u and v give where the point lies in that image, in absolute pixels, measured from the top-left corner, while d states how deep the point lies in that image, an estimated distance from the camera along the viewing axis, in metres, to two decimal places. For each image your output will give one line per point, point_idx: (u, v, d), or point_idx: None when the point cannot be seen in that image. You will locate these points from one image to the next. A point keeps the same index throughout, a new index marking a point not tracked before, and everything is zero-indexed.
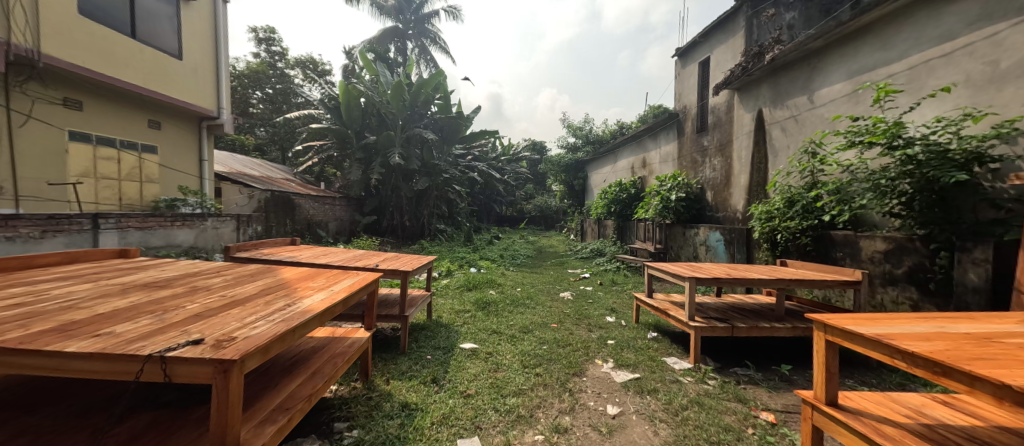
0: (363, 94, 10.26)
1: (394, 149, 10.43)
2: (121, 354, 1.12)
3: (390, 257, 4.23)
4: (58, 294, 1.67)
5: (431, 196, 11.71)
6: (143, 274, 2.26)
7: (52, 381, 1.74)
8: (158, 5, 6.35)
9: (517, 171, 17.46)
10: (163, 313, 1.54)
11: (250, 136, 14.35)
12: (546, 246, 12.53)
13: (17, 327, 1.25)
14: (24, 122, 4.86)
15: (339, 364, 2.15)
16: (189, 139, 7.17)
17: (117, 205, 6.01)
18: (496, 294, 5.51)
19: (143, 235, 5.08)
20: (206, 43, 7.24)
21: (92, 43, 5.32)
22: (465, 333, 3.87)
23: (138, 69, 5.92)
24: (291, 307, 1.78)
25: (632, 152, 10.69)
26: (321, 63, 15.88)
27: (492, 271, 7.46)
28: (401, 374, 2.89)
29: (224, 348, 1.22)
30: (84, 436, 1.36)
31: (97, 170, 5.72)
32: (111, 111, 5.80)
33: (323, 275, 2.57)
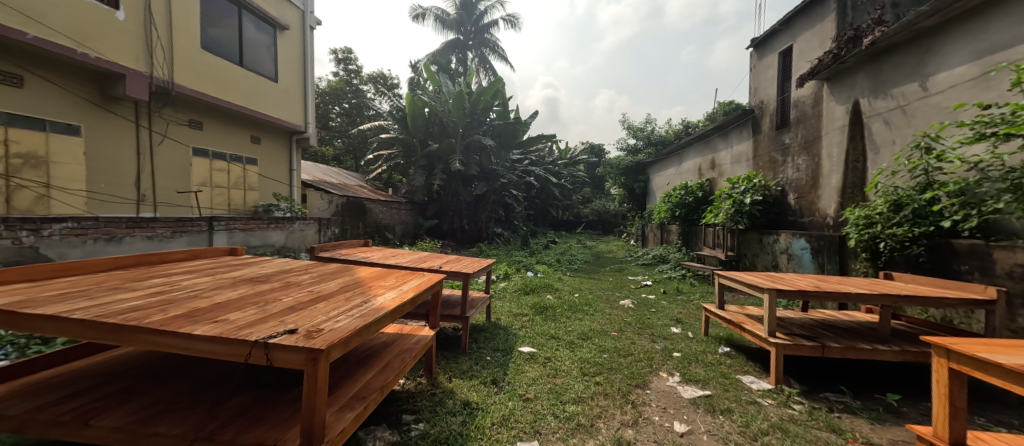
0: (427, 103, 10.83)
1: (455, 156, 10.86)
2: (235, 338, 1.31)
3: (452, 259, 4.42)
4: (185, 285, 2.00)
5: (489, 200, 12.00)
6: (248, 270, 2.61)
7: (179, 358, 2.06)
8: (259, 35, 7.30)
9: (574, 175, 17.26)
10: (265, 304, 1.77)
11: (329, 147, 15.79)
12: (604, 251, 12.19)
13: (160, 312, 1.51)
14: (162, 141, 5.82)
15: (407, 359, 2.30)
16: (280, 149, 8.10)
17: (227, 209, 6.98)
18: (553, 299, 5.50)
19: (245, 235, 5.85)
20: (294, 65, 8.16)
21: (209, 73, 6.26)
22: (523, 336, 3.90)
23: (242, 91, 6.84)
24: (367, 304, 1.95)
25: (700, 153, 10.03)
26: (390, 78, 17.10)
27: (549, 275, 7.42)
28: (462, 373, 3.00)
29: (313, 338, 1.37)
30: (205, 408, 1.61)
31: (213, 178, 6.67)
32: (222, 129, 6.76)
33: (393, 275, 2.76)
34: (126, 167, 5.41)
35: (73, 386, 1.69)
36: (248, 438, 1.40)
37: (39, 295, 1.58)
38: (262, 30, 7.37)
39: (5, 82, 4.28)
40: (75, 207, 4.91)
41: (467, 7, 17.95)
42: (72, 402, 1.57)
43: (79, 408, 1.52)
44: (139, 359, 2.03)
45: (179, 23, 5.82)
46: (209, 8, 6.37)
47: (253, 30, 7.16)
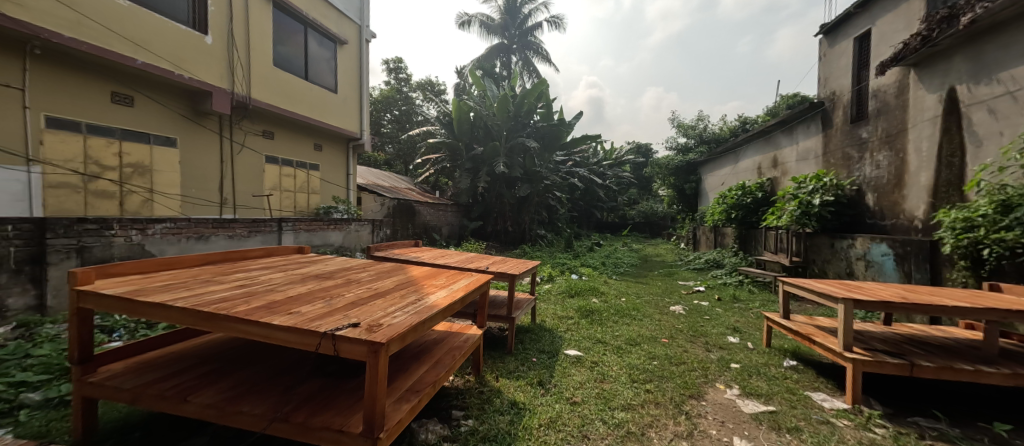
0: (473, 108, 11.08)
1: (499, 159, 11.00)
2: (307, 329, 1.43)
3: (497, 260, 4.49)
4: (263, 280, 2.21)
5: (532, 202, 12.01)
6: (314, 267, 2.83)
7: (257, 345, 2.28)
8: (322, 51, 7.89)
9: (619, 176, 16.81)
10: (330, 299, 1.92)
11: (381, 152, 16.61)
12: (652, 255, 11.73)
13: (244, 303, 1.69)
14: (241, 150, 6.47)
15: (457, 356, 2.37)
16: (338, 155, 8.68)
17: (294, 211, 7.60)
18: (599, 303, 5.38)
19: (309, 236, 6.35)
20: (351, 77, 8.71)
21: (279, 87, 6.87)
22: (569, 339, 3.86)
23: (306, 103, 7.42)
24: (420, 301, 2.04)
25: (760, 150, 9.36)
26: (437, 84, 17.72)
27: (594, 279, 7.27)
28: (509, 373, 3.04)
29: (375, 332, 1.46)
30: (280, 391, 1.77)
31: (282, 183, 7.29)
32: (289, 138, 7.39)
33: (444, 275, 2.86)
34: (212, 174, 6.08)
35: (173, 366, 1.94)
36: (317, 422, 1.51)
37: (148, 285, 1.83)
38: (324, 46, 7.96)
39: (119, 102, 4.96)
40: (171, 209, 5.58)
41: (512, 11, 18.12)
42: (173, 380, 1.79)
43: (178, 385, 1.74)
44: (224, 344, 2.28)
45: (255, 42, 6.44)
46: (279, 28, 6.99)
47: (316, 46, 7.75)
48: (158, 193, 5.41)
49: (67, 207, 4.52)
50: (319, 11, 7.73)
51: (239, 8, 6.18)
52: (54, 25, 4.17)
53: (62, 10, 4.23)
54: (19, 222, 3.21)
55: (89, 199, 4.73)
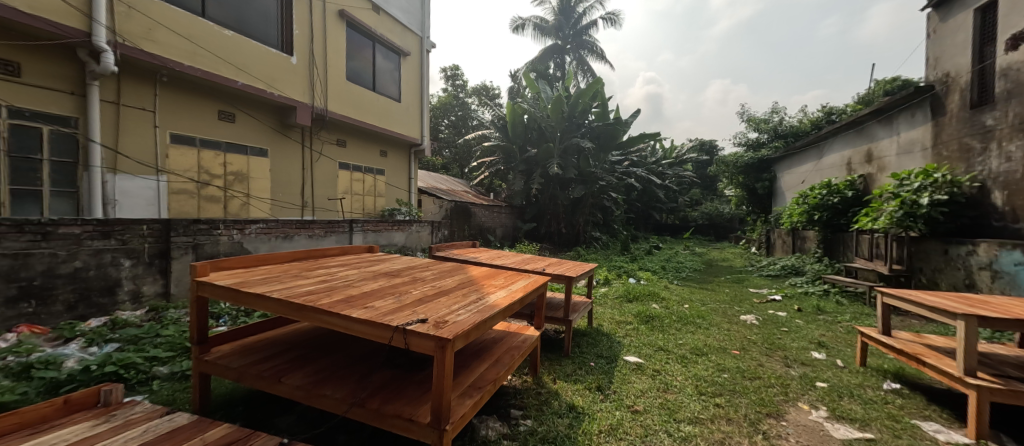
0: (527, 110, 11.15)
1: (553, 160, 10.96)
2: (381, 322, 1.54)
3: (554, 261, 4.46)
4: (340, 276, 2.41)
5: (587, 203, 11.82)
6: (383, 265, 3.03)
7: (335, 335, 2.50)
8: (387, 63, 8.45)
9: (680, 175, 15.93)
10: (399, 296, 2.04)
11: (439, 157, 17.31)
12: (718, 259, 10.94)
13: (326, 297, 1.86)
14: (319, 158, 7.12)
15: (516, 356, 2.40)
16: (402, 161, 9.22)
17: (363, 213, 8.21)
18: (659, 309, 5.13)
19: (376, 236, 6.81)
20: (413, 86, 9.22)
21: (351, 99, 7.46)
22: (628, 345, 3.73)
23: (373, 113, 7.98)
24: (481, 300, 2.10)
25: (851, 144, 8.31)
26: (492, 88, 18.11)
27: (653, 283, 6.94)
28: (567, 376, 3.01)
29: (441, 328, 1.54)
30: (356, 378, 1.92)
31: (353, 187, 7.91)
32: (359, 146, 7.99)
33: (502, 275, 2.91)
34: (295, 179, 6.76)
35: (268, 350, 2.19)
36: (389, 410, 1.62)
37: (249, 278, 2.09)
38: (389, 59, 8.51)
39: (224, 119, 5.70)
40: (263, 211, 6.30)
41: (566, 11, 17.97)
42: (268, 362, 2.02)
43: (272, 367, 1.96)
44: (308, 333, 2.52)
45: (331, 60, 7.06)
46: (351, 45, 7.59)
47: (382, 59, 8.30)
48: (253, 197, 6.14)
49: (185, 210, 5.30)
50: (385, 27, 8.28)
51: (319, 30, 6.82)
52: (176, 56, 4.92)
53: (183, 43, 4.98)
54: (151, 223, 3.82)
55: (201, 203, 5.50)
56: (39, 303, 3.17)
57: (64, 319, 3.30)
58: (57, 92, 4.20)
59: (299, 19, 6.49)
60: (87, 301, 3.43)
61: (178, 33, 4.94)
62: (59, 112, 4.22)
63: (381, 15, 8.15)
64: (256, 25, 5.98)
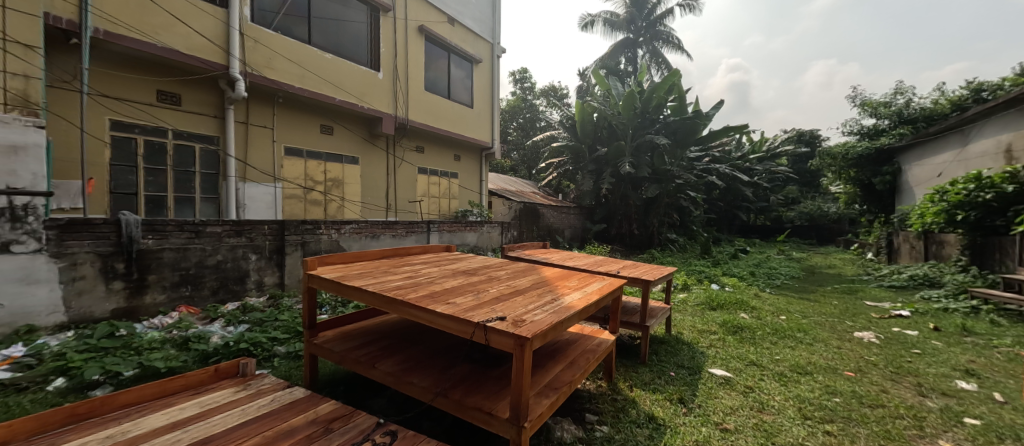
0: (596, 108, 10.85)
1: (625, 159, 10.52)
2: (464, 319, 1.62)
3: (629, 264, 4.29)
4: (423, 273, 2.59)
5: (662, 203, 11.16)
6: (460, 264, 3.18)
7: (419, 327, 2.68)
8: (460, 71, 8.87)
9: (772, 171, 14.27)
10: (478, 293, 2.13)
11: (508, 159, 17.63)
12: (822, 266, 9.58)
13: (413, 292, 2.00)
14: (401, 164, 7.71)
15: (591, 360, 2.35)
16: (473, 164, 9.59)
17: (439, 214, 8.69)
18: (750, 319, 4.64)
19: (450, 236, 7.17)
20: (484, 91, 9.56)
21: (429, 108, 7.97)
22: (713, 357, 3.44)
23: (448, 119, 8.43)
24: (557, 301, 2.09)
25: (1015, 125, 6.81)
26: (560, 88, 18.02)
27: (740, 291, 6.30)
28: (644, 384, 2.87)
29: (520, 327, 1.57)
30: (438, 369, 2.04)
31: (430, 190, 8.41)
32: (435, 151, 8.48)
33: (576, 277, 2.87)
34: (381, 184, 7.39)
35: (363, 338, 2.42)
36: (470, 402, 1.70)
37: (348, 272, 2.33)
38: (462, 67, 8.93)
39: (325, 132, 6.45)
40: (355, 213, 6.99)
41: (639, 2, 17.16)
42: (364, 348, 2.24)
43: (367, 354, 2.17)
44: (396, 324, 2.75)
45: (412, 72, 7.60)
46: (429, 57, 8.10)
47: (456, 68, 8.73)
48: (347, 200, 6.85)
49: (295, 213, 6.09)
50: (459, 37, 8.69)
51: (401, 46, 7.38)
52: (289, 80, 5.68)
53: (295, 68, 5.74)
54: (270, 223, 4.46)
55: (307, 206, 6.28)
56: (193, 288, 3.88)
57: (210, 302, 3.99)
58: (205, 116, 5.10)
59: (385, 37, 7.10)
60: (226, 288, 4.11)
61: (290, 60, 5.70)
62: (206, 133, 5.13)
63: (456, 26, 8.58)
64: (350, 47, 6.69)
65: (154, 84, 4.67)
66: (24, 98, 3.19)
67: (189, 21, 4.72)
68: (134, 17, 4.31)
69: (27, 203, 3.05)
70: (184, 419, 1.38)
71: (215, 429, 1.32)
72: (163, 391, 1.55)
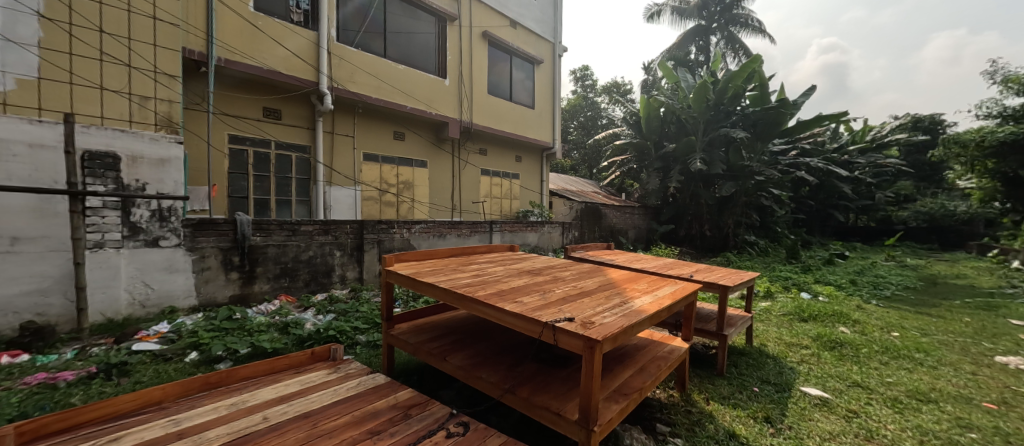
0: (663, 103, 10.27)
1: (696, 155, 9.84)
2: (532, 318, 1.64)
3: (703, 268, 4.00)
4: (489, 271, 2.66)
5: (739, 202, 10.26)
6: (524, 263, 3.21)
7: (485, 324, 2.76)
8: (522, 74, 8.98)
9: (877, 164, 12.40)
10: (544, 293, 2.14)
11: (569, 158, 17.42)
12: (946, 275, 8.09)
13: (481, 289, 2.07)
14: (465, 166, 7.99)
15: (663, 367, 2.23)
16: (535, 164, 9.64)
17: (501, 215, 8.85)
18: (852, 334, 4.07)
19: (512, 236, 7.28)
20: (545, 92, 9.56)
21: (492, 111, 8.17)
22: (805, 373, 3.08)
23: (510, 121, 8.57)
24: (626, 305, 2.02)
25: None
26: (623, 84, 17.40)
27: (838, 302, 5.53)
28: (723, 398, 2.66)
29: (589, 329, 1.54)
30: (505, 366, 2.08)
31: (492, 191, 8.61)
32: (498, 153, 8.66)
33: (645, 279, 2.74)
34: (447, 185, 7.72)
35: (434, 331, 2.56)
36: (538, 400, 1.72)
37: (422, 269, 2.48)
38: (524, 69, 9.03)
39: (398, 138, 6.91)
40: (423, 213, 7.39)
41: None
42: (436, 341, 2.37)
43: (438, 347, 2.29)
44: (463, 319, 2.85)
45: (476, 77, 7.85)
46: (492, 61, 8.30)
47: (517, 71, 8.86)
48: (417, 202, 7.26)
49: (372, 213, 6.61)
50: (521, 39, 8.78)
51: (466, 52, 7.65)
52: (367, 91, 6.18)
53: (372, 80, 6.23)
54: (352, 223, 4.89)
55: (382, 207, 6.78)
56: (290, 279, 4.38)
57: (303, 293, 4.49)
58: (299, 128, 5.74)
59: (451, 45, 7.41)
60: (316, 280, 4.58)
61: (369, 73, 6.20)
62: (301, 142, 5.78)
63: (518, 29, 8.68)
64: (419, 58, 7.10)
65: (261, 102, 5.36)
66: (168, 120, 3.78)
67: (288, 45, 5.36)
68: (245, 45, 4.99)
69: (169, 206, 3.68)
70: (289, 395, 1.57)
71: (314, 405, 1.48)
72: (272, 368, 1.78)
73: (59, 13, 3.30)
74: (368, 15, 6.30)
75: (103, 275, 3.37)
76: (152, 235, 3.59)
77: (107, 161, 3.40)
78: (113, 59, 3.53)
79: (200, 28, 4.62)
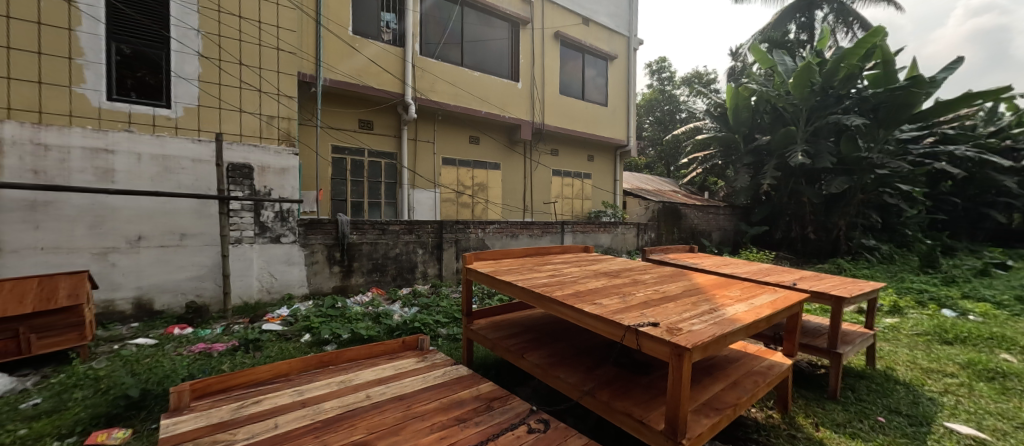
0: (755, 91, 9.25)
1: (796, 147, 8.71)
2: (614, 321, 1.59)
3: (809, 275, 3.52)
4: (565, 272, 2.64)
5: (852, 200, 8.86)
6: (601, 265, 3.13)
7: (561, 324, 2.75)
8: (595, 71, 8.77)
9: None
10: (624, 296, 2.07)
11: (644, 156, 16.60)
12: None
13: (559, 290, 2.07)
14: (537, 167, 8.05)
15: (761, 383, 2.02)
16: (608, 163, 9.37)
17: (572, 215, 8.75)
18: (1019, 363, 3.26)
19: (583, 237, 7.16)
20: (619, 88, 9.21)
21: (564, 111, 8.12)
22: (950, 407, 2.55)
23: (583, 120, 8.43)
24: (717, 312, 1.86)
25: None
26: (706, 74, 16.07)
27: (997, 323, 4.47)
28: (837, 426, 2.31)
29: (677, 335, 1.45)
30: (584, 368, 2.06)
31: (564, 192, 8.55)
32: (569, 152, 8.57)
33: (738, 286, 2.50)
34: (519, 186, 7.85)
35: (511, 329, 2.62)
36: (619, 406, 1.67)
37: (499, 268, 2.56)
38: (597, 66, 8.81)
39: (473, 142, 7.21)
40: (497, 214, 7.61)
41: None
42: (513, 338, 2.42)
43: (516, 344, 2.34)
44: (539, 319, 2.88)
45: (548, 78, 7.86)
46: (564, 61, 8.25)
47: (590, 68, 8.69)
48: (491, 202, 7.50)
49: (449, 214, 6.99)
50: (594, 36, 8.59)
51: (538, 54, 7.70)
52: (446, 99, 6.54)
53: (451, 88, 6.59)
54: (432, 223, 5.21)
55: (459, 208, 7.13)
56: (380, 274, 4.81)
57: (391, 286, 4.90)
58: (388, 136, 6.30)
59: (524, 48, 7.52)
60: (402, 276, 4.97)
61: (448, 82, 6.57)
62: (389, 150, 6.32)
63: (591, 25, 8.51)
64: (493, 64, 7.33)
65: (357, 115, 5.97)
66: (287, 134, 4.42)
67: (379, 61, 5.90)
68: (345, 65, 5.60)
69: (288, 208, 4.28)
70: (386, 377, 1.73)
71: (407, 388, 1.62)
72: (370, 352, 1.98)
73: (212, 51, 4.03)
74: (447, 27, 6.68)
75: (241, 266, 4.04)
76: (275, 233, 4.20)
77: (245, 172, 4.08)
78: (249, 85, 4.22)
79: (310, 53, 5.30)
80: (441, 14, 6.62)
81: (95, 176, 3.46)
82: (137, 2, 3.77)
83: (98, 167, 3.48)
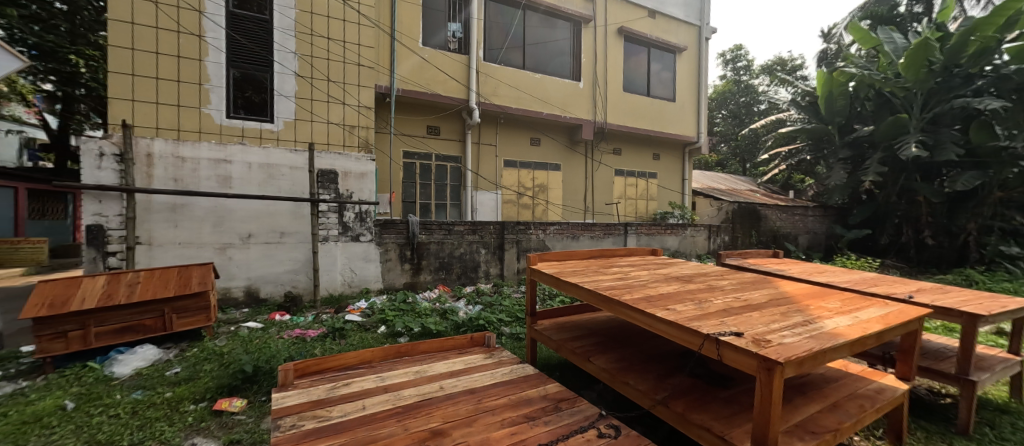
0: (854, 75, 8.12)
1: (908, 137, 7.50)
2: (690, 328, 1.50)
3: (929, 287, 3.00)
4: (633, 275, 2.55)
5: (987, 199, 7.41)
6: (671, 269, 2.96)
7: (628, 328, 2.65)
8: (661, 65, 8.34)
9: None
10: (701, 302, 1.94)
11: (716, 152, 15.41)
12: None
13: (628, 293, 1.99)
14: (599, 167, 7.86)
15: (868, 408, 1.76)
16: (675, 161, 8.85)
17: (636, 216, 8.41)
18: None
19: (649, 239, 6.85)
20: (688, 81, 8.65)
21: (629, 108, 7.83)
22: None
23: (648, 117, 8.07)
24: (813, 325, 1.67)
25: None
26: (790, 59, 14.47)
27: None
28: None
29: (765, 347, 1.32)
30: (655, 376, 1.96)
31: (627, 192, 8.25)
32: (633, 151, 8.25)
33: (837, 297, 2.21)
34: (580, 187, 7.74)
35: (576, 331, 2.58)
36: (696, 419, 1.57)
37: (563, 269, 2.54)
38: (664, 60, 8.37)
39: (535, 144, 7.26)
40: (558, 215, 7.57)
41: None
42: (578, 341, 2.39)
43: (581, 347, 2.30)
44: (604, 322, 2.80)
45: (612, 76, 7.64)
46: (628, 57, 7.95)
47: (656, 63, 8.28)
48: (551, 204, 7.48)
49: (511, 215, 7.10)
50: (661, 28, 8.17)
51: (601, 52, 7.51)
52: (509, 102, 6.66)
53: (513, 92, 6.70)
54: (494, 224, 5.33)
55: (520, 209, 7.21)
56: (446, 273, 5.03)
57: (456, 284, 5.10)
58: (454, 141, 6.57)
59: (587, 47, 7.39)
60: (466, 274, 5.15)
61: (510, 85, 6.68)
62: (455, 154, 6.59)
63: (657, 18, 8.11)
64: (555, 65, 7.31)
65: (425, 121, 6.32)
66: (366, 142, 4.80)
67: (446, 69, 6.18)
68: (416, 75, 5.95)
69: (366, 210, 4.65)
70: (458, 370, 1.81)
71: (478, 383, 1.68)
72: (442, 346, 2.08)
73: (306, 70, 4.52)
74: (509, 31, 6.81)
75: (327, 262, 4.48)
76: (355, 232, 4.59)
77: (331, 177, 4.52)
78: (335, 99, 4.67)
79: (386, 66, 5.71)
80: (504, 19, 6.76)
81: (217, 183, 4.07)
82: (248, 31, 4.32)
83: (220, 175, 4.08)
